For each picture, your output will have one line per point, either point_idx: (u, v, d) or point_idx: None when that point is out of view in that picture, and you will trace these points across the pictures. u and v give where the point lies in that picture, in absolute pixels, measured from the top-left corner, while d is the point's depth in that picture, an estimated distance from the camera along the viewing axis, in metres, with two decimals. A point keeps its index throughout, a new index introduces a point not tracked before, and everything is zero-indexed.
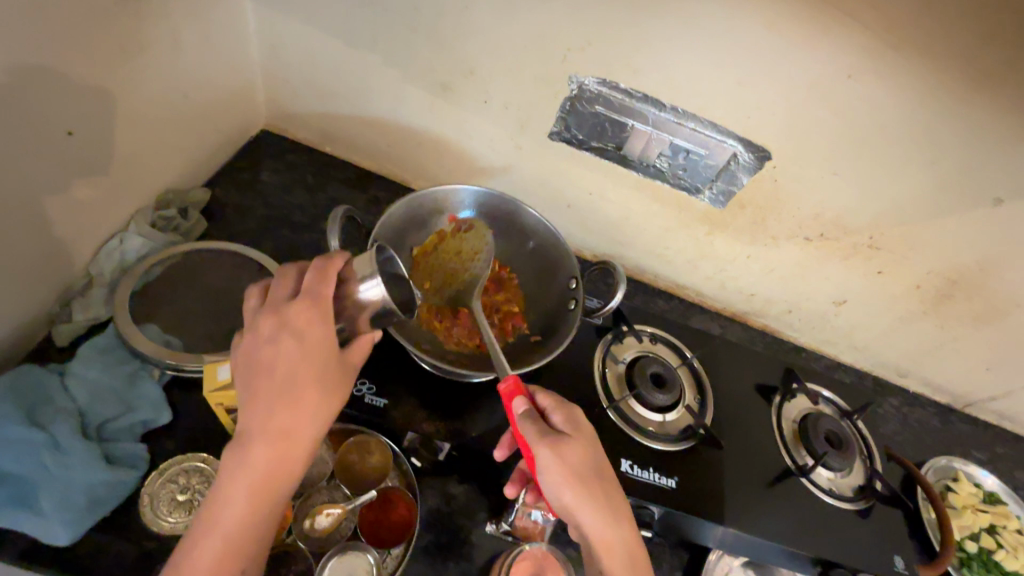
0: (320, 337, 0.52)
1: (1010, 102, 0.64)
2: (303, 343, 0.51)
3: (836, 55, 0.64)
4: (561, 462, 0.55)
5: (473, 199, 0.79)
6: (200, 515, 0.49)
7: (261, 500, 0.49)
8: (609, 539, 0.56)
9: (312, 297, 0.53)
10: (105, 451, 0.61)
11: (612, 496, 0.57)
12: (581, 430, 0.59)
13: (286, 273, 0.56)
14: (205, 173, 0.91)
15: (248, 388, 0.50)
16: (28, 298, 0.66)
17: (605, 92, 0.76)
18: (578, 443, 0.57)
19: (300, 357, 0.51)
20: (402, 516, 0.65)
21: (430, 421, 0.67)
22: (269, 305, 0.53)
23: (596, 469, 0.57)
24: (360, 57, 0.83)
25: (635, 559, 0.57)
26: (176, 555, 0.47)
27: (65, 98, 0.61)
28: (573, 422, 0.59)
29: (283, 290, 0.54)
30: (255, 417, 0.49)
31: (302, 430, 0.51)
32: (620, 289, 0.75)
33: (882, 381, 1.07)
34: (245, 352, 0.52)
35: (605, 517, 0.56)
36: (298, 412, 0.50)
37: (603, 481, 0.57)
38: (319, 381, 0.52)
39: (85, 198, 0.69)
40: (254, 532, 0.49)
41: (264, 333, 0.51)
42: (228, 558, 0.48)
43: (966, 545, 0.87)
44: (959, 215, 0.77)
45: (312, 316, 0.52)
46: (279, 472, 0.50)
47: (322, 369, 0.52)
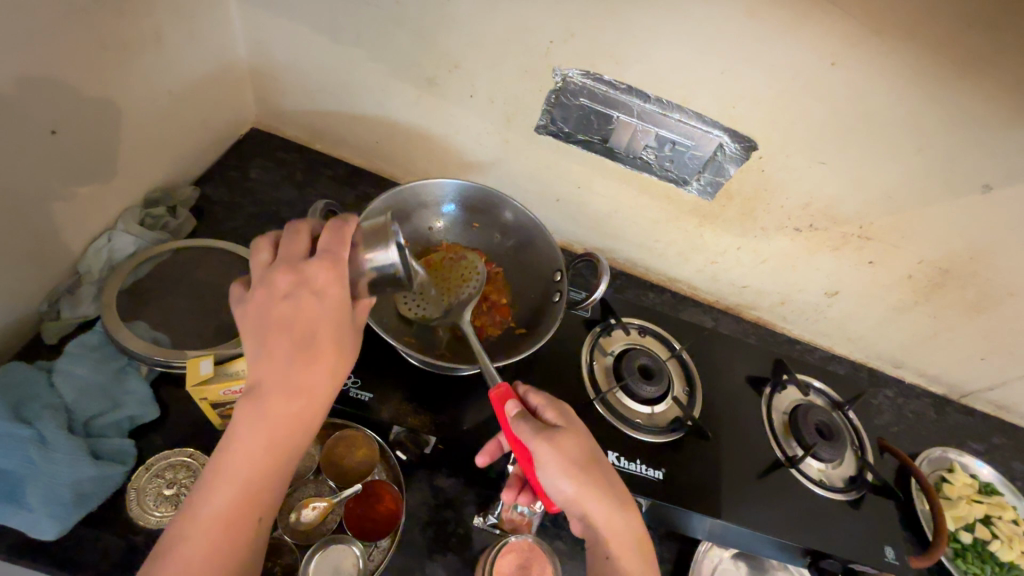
0: (338, 298, 0.52)
1: (996, 87, 0.63)
2: (322, 301, 0.51)
3: (818, 42, 0.64)
4: (560, 454, 0.55)
5: (456, 191, 0.80)
6: (212, 467, 0.48)
7: (279, 452, 0.49)
8: (618, 522, 0.56)
9: (331, 257, 0.53)
10: (92, 447, 0.62)
11: (614, 480, 0.58)
12: (575, 420, 0.59)
13: (299, 231, 0.55)
14: (194, 172, 0.92)
15: (265, 338, 0.50)
16: (17, 297, 0.66)
17: (589, 84, 0.76)
18: (574, 433, 0.57)
19: (318, 316, 0.51)
20: (388, 509, 0.66)
21: (415, 415, 0.68)
22: (283, 261, 0.53)
23: (596, 455, 0.58)
24: (346, 53, 0.84)
25: (642, 543, 0.58)
26: (188, 506, 0.47)
27: (48, 98, 0.61)
28: (566, 415, 0.59)
29: (298, 246, 0.54)
30: (272, 367, 0.49)
31: (320, 385, 0.51)
32: (604, 280, 0.74)
33: (876, 372, 1.07)
34: (260, 306, 0.51)
35: (611, 502, 0.56)
36: (316, 370, 0.50)
37: (603, 467, 0.58)
38: (335, 341, 0.52)
39: (73, 197, 0.69)
40: (271, 485, 0.49)
41: (283, 289, 0.51)
42: (245, 510, 0.47)
43: (961, 535, 0.86)
44: (948, 203, 0.76)
45: (333, 276, 0.52)
46: (296, 428, 0.50)
47: (339, 331, 0.52)
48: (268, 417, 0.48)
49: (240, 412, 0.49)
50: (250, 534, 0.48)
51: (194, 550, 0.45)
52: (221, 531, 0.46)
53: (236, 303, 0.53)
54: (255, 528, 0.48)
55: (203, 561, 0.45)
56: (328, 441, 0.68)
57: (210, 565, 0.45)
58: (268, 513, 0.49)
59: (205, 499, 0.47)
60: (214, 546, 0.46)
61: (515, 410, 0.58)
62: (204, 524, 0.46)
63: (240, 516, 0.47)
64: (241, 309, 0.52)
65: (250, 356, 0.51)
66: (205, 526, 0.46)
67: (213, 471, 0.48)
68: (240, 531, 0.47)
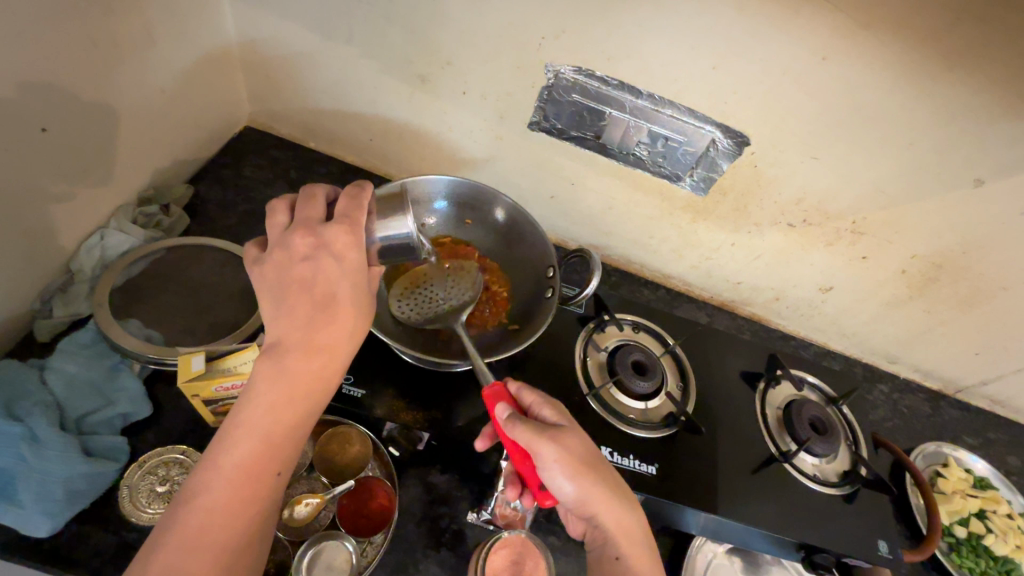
0: (356, 263, 0.53)
1: (986, 81, 0.63)
2: (341, 264, 0.51)
3: (808, 37, 0.64)
4: (567, 453, 0.55)
5: (447, 188, 0.79)
6: (233, 423, 0.47)
7: (299, 410, 0.49)
8: (623, 513, 0.57)
9: (350, 222, 0.53)
10: (84, 444, 0.62)
11: (613, 473, 0.59)
12: (570, 419, 0.59)
13: (314, 195, 0.55)
14: (188, 170, 0.92)
15: (284, 298, 0.50)
16: (10, 295, 0.67)
17: (581, 80, 0.76)
18: (575, 432, 0.57)
19: (338, 279, 0.51)
20: (381, 505, 0.66)
21: (407, 411, 0.68)
22: (300, 223, 0.52)
23: (596, 450, 0.58)
24: (338, 51, 0.84)
25: (644, 531, 0.59)
26: (206, 462, 0.46)
27: (38, 96, 0.61)
28: (563, 412, 0.60)
29: (314, 210, 0.54)
30: (293, 326, 0.49)
31: (339, 345, 0.51)
32: (597, 275, 0.74)
33: (871, 367, 1.07)
34: (277, 267, 0.51)
35: (615, 496, 0.57)
36: (336, 330, 0.50)
37: (604, 462, 0.58)
38: (354, 304, 0.52)
39: (66, 195, 0.69)
40: (291, 441, 0.49)
41: (302, 250, 0.51)
42: (269, 465, 0.47)
43: (956, 530, 0.86)
44: (939, 197, 0.77)
45: (351, 241, 0.52)
46: (316, 386, 0.50)
47: (357, 294, 0.53)
48: (289, 374, 0.48)
49: (258, 369, 0.49)
50: (270, 491, 0.47)
51: (216, 503, 0.44)
52: (243, 483, 0.46)
53: (252, 267, 0.53)
54: (275, 483, 0.48)
55: (225, 514, 0.44)
56: (321, 439, 0.69)
57: (232, 518, 0.45)
58: (287, 469, 0.49)
59: (226, 452, 0.46)
60: (235, 498, 0.45)
61: (507, 414, 0.56)
62: (225, 477, 0.45)
63: (261, 469, 0.47)
64: (257, 272, 0.52)
65: (268, 316, 0.50)
66: (227, 481, 0.45)
67: (233, 426, 0.47)
68: (262, 485, 0.47)
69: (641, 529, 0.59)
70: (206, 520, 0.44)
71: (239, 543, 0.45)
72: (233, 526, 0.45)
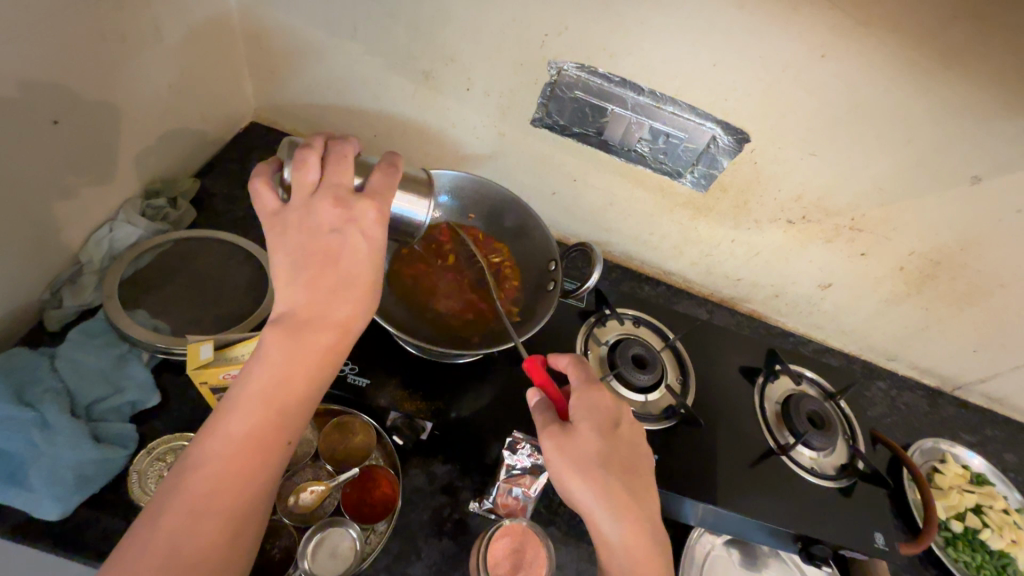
0: (379, 242, 0.54)
1: (983, 77, 0.64)
2: (365, 242, 0.52)
3: (805, 35, 0.65)
4: (561, 450, 0.56)
5: (451, 183, 0.80)
6: (247, 389, 0.48)
7: (312, 381, 0.50)
8: (627, 529, 0.53)
9: (379, 200, 0.54)
10: (94, 431, 0.63)
11: (631, 485, 0.55)
12: (596, 415, 0.57)
13: (346, 156, 0.55)
14: (194, 165, 0.94)
15: (307, 267, 0.50)
16: (21, 283, 0.68)
17: (584, 76, 0.77)
18: (584, 431, 0.56)
19: (361, 256, 0.52)
20: (385, 493, 0.67)
21: (411, 401, 0.70)
22: (333, 190, 0.52)
23: (610, 456, 0.55)
24: (344, 47, 0.85)
25: (662, 555, 0.54)
26: (218, 427, 0.47)
27: (51, 88, 0.62)
28: (590, 408, 0.58)
29: (346, 177, 0.54)
30: (313, 299, 0.50)
31: (354, 322, 0.52)
32: (597, 269, 0.75)
33: (870, 364, 1.08)
34: (301, 234, 0.51)
35: (613, 511, 0.53)
36: (351, 308, 0.52)
37: (617, 471, 0.55)
38: (373, 282, 0.53)
39: (75, 186, 0.71)
40: (301, 414, 0.50)
41: (330, 223, 0.51)
42: (280, 435, 0.48)
43: (952, 524, 0.87)
44: (937, 193, 0.77)
45: (377, 219, 0.54)
46: (328, 362, 0.51)
47: (376, 273, 0.54)
48: (303, 347, 0.49)
49: (275, 337, 0.49)
50: (279, 459, 0.49)
51: (228, 468, 0.45)
52: (254, 453, 0.47)
53: (275, 224, 0.52)
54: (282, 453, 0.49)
55: (237, 480, 0.46)
56: (329, 428, 0.70)
57: (242, 485, 0.46)
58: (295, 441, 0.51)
59: (239, 419, 0.47)
60: (248, 464, 0.46)
61: (535, 399, 0.61)
62: (238, 443, 0.46)
63: (274, 438, 0.48)
64: (279, 233, 0.52)
65: (287, 283, 0.51)
66: (240, 446, 0.46)
67: (245, 393, 0.48)
68: (274, 453, 0.48)
69: (652, 563, 0.53)
70: (218, 484, 0.45)
71: (248, 508, 0.46)
72: (241, 494, 0.46)
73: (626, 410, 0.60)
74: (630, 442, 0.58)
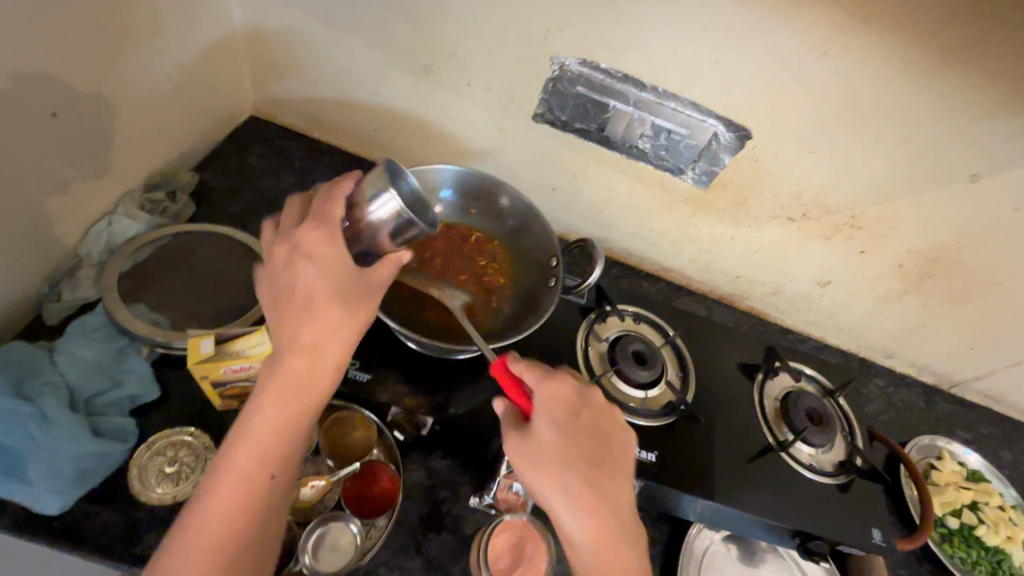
0: (334, 258, 0.53)
1: (982, 76, 0.65)
2: (315, 262, 0.53)
3: (807, 31, 0.66)
4: (519, 448, 0.54)
5: (453, 177, 0.80)
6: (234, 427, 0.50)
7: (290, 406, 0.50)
8: (586, 524, 0.51)
9: (322, 220, 0.54)
10: (94, 425, 0.63)
11: (592, 478, 0.52)
12: (552, 406, 0.55)
13: (293, 204, 0.58)
14: (193, 158, 0.93)
15: (273, 306, 0.53)
16: (18, 276, 0.67)
17: (586, 72, 0.77)
18: (540, 426, 0.54)
19: (314, 277, 0.52)
20: (385, 488, 0.67)
21: (413, 397, 0.69)
22: (282, 234, 0.56)
23: (567, 449, 0.53)
24: (344, 40, 0.85)
25: (629, 548, 0.52)
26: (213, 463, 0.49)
27: (50, 80, 0.62)
28: (553, 407, 0.55)
29: (293, 220, 0.57)
30: (282, 331, 0.52)
31: (326, 342, 0.51)
32: (599, 264, 0.75)
33: (868, 362, 1.08)
34: (267, 279, 0.54)
35: (571, 507, 0.51)
36: (318, 327, 0.51)
37: (575, 466, 0.52)
38: (337, 297, 0.52)
39: (73, 179, 0.70)
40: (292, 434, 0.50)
41: (282, 261, 0.53)
42: (261, 464, 0.48)
43: (948, 521, 0.88)
44: (936, 191, 0.78)
45: (321, 238, 0.53)
46: (311, 381, 0.51)
47: (341, 287, 0.53)
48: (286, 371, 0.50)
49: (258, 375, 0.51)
50: (268, 488, 0.48)
51: (214, 504, 0.46)
52: (236, 485, 0.47)
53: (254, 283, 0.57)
54: (275, 477, 0.49)
55: (222, 513, 0.46)
56: (327, 422, 0.70)
57: (228, 517, 0.46)
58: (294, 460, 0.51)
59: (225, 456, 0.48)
60: (231, 496, 0.47)
61: (502, 408, 0.58)
62: (222, 478, 0.47)
63: (255, 468, 0.48)
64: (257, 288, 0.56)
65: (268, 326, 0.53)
66: (223, 480, 0.47)
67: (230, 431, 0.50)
68: (258, 483, 0.48)
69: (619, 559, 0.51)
70: (205, 519, 0.46)
71: (238, 541, 0.46)
72: (229, 527, 0.46)
73: (592, 401, 0.57)
74: (592, 432, 0.55)
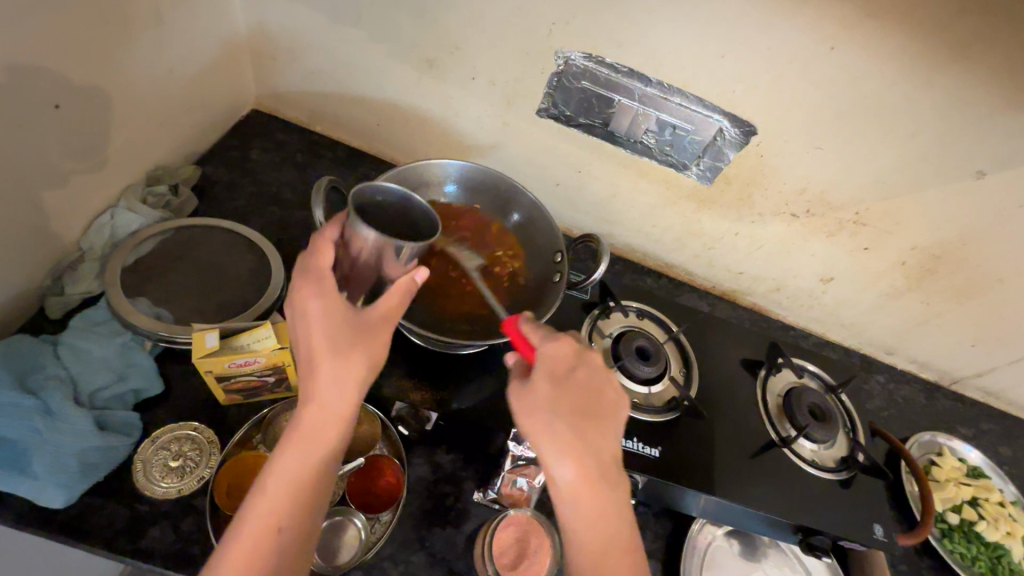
0: (327, 306, 0.53)
1: (988, 72, 0.64)
2: (309, 315, 0.52)
3: (814, 26, 0.65)
4: (514, 398, 0.54)
5: (458, 173, 0.80)
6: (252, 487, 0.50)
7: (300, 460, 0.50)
8: (570, 476, 0.50)
9: (312, 273, 0.54)
10: (98, 419, 0.62)
11: (581, 434, 0.51)
12: (549, 362, 0.54)
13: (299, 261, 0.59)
14: (195, 152, 0.93)
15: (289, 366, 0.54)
16: (20, 269, 0.67)
17: (591, 66, 0.76)
18: (536, 378, 0.53)
19: (311, 329, 0.52)
20: (390, 482, 0.68)
21: (419, 390, 0.69)
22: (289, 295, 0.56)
23: (558, 402, 0.52)
24: (347, 33, 0.84)
25: (612, 504, 0.51)
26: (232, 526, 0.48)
27: (53, 71, 0.62)
28: (550, 364, 0.54)
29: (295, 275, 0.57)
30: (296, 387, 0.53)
31: (328, 392, 0.51)
32: (604, 260, 0.74)
33: (869, 359, 1.08)
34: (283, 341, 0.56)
35: (554, 457, 0.51)
36: (320, 378, 0.51)
37: (566, 419, 0.52)
38: (334, 346, 0.52)
39: (76, 172, 0.70)
40: (311, 478, 0.50)
41: (287, 320, 0.55)
42: (268, 521, 0.47)
43: (948, 517, 0.88)
44: (941, 187, 0.78)
45: (311, 290, 0.53)
46: (319, 432, 0.51)
47: (337, 335, 0.52)
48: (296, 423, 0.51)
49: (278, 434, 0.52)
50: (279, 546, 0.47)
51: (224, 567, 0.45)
52: (248, 546, 0.46)
53: None
54: (283, 533, 0.48)
55: None
56: None
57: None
58: (321, 500, 0.51)
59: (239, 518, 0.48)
60: (240, 559, 0.46)
61: (512, 361, 0.58)
62: (234, 541, 0.46)
63: (264, 526, 0.47)
64: None
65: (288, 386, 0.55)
66: (234, 542, 0.46)
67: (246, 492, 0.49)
68: (267, 541, 0.47)
69: (609, 514, 0.51)
70: None
71: None
72: None
73: (593, 361, 0.55)
74: (588, 389, 0.54)
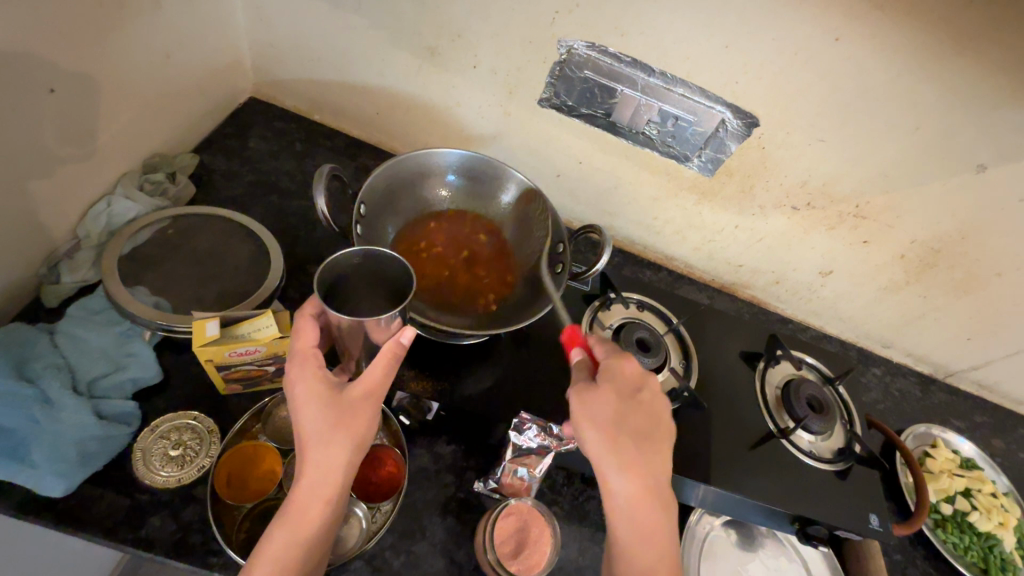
0: (314, 384, 0.53)
1: (992, 66, 0.64)
2: (298, 395, 0.53)
3: (819, 17, 0.65)
4: (581, 404, 0.58)
5: (459, 161, 0.79)
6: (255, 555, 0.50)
7: (295, 531, 0.50)
8: (631, 481, 0.55)
9: (299, 351, 0.55)
10: (96, 408, 0.62)
11: (641, 445, 0.56)
12: (619, 378, 0.59)
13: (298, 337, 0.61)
14: (192, 139, 0.91)
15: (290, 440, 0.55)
16: (16, 256, 0.66)
17: (594, 56, 0.76)
18: (606, 390, 0.58)
19: (302, 407, 0.53)
20: (390, 472, 0.67)
21: (418, 381, 0.70)
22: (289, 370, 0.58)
23: (622, 418, 0.57)
24: (348, 20, 0.83)
25: (664, 512, 0.56)
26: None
27: (47, 53, 0.60)
28: (614, 373, 0.60)
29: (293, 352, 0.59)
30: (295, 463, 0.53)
31: (319, 467, 0.51)
32: (607, 251, 0.74)
33: (865, 352, 1.09)
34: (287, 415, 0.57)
35: (618, 461, 0.55)
36: (312, 455, 0.52)
37: (625, 437, 0.56)
38: (323, 423, 0.52)
39: (72, 158, 0.69)
40: (313, 539, 0.51)
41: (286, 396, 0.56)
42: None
43: (942, 507, 0.89)
44: (941, 181, 0.78)
45: (301, 369, 0.54)
46: (309, 508, 0.51)
47: (324, 412, 0.52)
48: (293, 492, 0.51)
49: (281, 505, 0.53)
50: None
51: None
52: None
53: None
54: None
55: None
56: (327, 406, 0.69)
57: None
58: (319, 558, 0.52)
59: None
60: None
61: (577, 357, 0.64)
62: None
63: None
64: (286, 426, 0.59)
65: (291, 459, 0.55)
66: None
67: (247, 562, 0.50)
68: None
69: (656, 517, 0.55)
70: None
71: None
72: None
73: (652, 382, 0.61)
74: (653, 414, 0.59)
